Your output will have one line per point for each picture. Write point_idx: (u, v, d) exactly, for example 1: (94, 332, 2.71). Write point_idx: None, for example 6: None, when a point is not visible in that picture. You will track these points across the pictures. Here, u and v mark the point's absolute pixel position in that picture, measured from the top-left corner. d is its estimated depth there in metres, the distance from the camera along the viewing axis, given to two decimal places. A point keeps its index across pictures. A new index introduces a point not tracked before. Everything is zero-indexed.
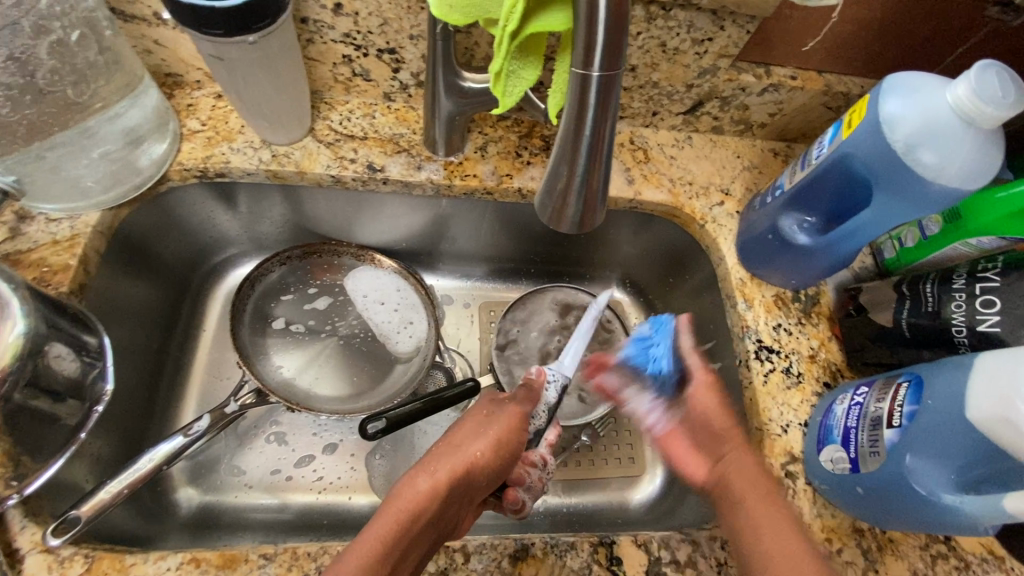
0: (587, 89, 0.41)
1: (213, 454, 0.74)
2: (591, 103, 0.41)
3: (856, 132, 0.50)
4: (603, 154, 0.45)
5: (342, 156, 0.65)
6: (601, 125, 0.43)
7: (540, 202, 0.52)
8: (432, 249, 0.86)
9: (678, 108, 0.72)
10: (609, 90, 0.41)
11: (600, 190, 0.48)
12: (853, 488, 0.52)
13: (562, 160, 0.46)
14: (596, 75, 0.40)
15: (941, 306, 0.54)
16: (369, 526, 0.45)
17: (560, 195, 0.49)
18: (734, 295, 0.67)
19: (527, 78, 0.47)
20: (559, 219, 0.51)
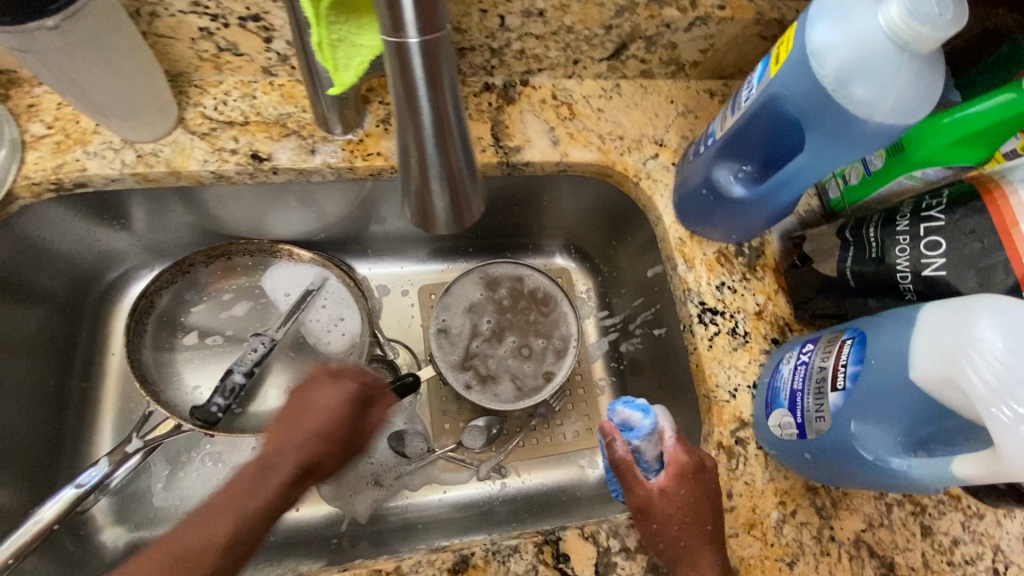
0: (410, 56, 0.36)
1: (142, 483, 0.69)
2: (416, 71, 0.36)
3: (785, 69, 0.44)
4: (450, 127, 0.41)
5: (221, 148, 0.57)
6: (437, 95, 0.39)
7: (405, 196, 0.47)
8: (359, 235, 0.78)
9: (600, 54, 0.65)
10: (437, 55, 0.36)
11: (461, 167, 0.44)
12: (801, 453, 0.49)
13: (410, 139, 0.41)
14: (414, 41, 0.35)
15: (885, 252, 0.51)
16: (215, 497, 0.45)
17: (420, 178, 0.44)
18: (674, 256, 0.62)
19: (365, 46, 0.42)
20: (425, 208, 0.46)
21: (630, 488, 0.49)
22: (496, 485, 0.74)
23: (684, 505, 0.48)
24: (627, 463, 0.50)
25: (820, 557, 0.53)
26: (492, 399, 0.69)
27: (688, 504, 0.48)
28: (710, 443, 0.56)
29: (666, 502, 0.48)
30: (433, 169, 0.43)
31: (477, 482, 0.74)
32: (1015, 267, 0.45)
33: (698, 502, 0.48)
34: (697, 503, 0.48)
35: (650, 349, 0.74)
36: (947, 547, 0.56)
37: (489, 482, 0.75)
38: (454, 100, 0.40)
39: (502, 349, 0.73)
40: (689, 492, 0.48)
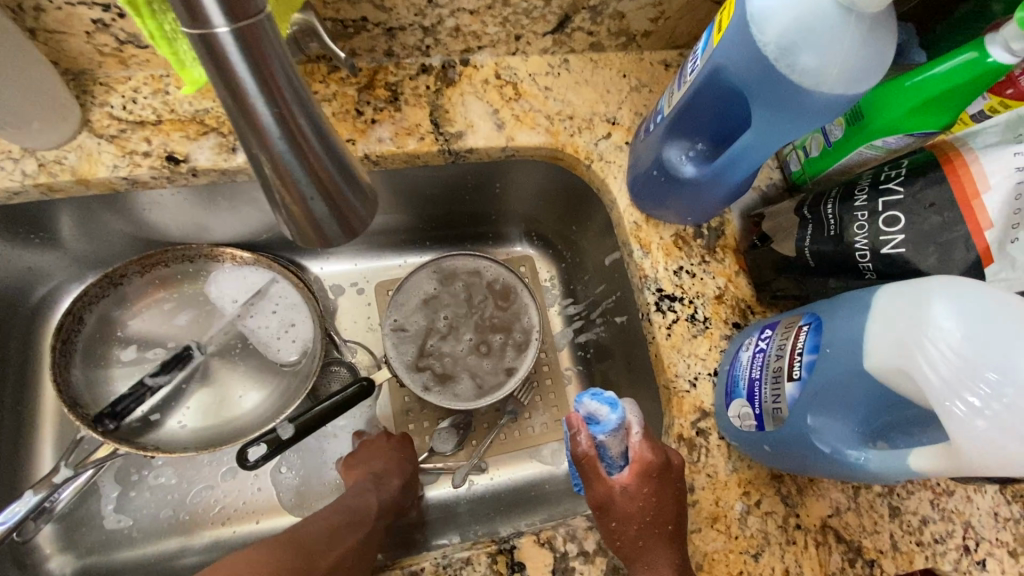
0: (224, 52, 0.27)
1: (89, 507, 0.66)
2: (239, 69, 0.28)
3: (727, 38, 0.41)
4: (312, 137, 0.32)
5: (132, 151, 0.53)
6: (279, 100, 0.30)
7: (291, 235, 0.38)
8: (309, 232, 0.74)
9: (543, 28, 0.60)
10: (261, 45, 0.28)
11: (341, 186, 0.35)
12: (760, 445, 0.47)
13: (261, 158, 0.32)
14: (223, 31, 0.26)
15: (843, 229, 0.48)
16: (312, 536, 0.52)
17: (296, 207, 0.34)
18: (629, 241, 0.59)
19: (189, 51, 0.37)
20: (314, 244, 0.37)
21: (590, 485, 0.46)
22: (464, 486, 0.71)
23: (646, 505, 0.45)
24: (589, 457, 0.46)
25: (785, 546, 0.52)
26: (451, 399, 0.67)
27: (651, 504, 0.45)
28: (671, 436, 0.54)
29: (623, 500, 0.45)
30: (307, 195, 0.34)
31: (446, 482, 0.72)
32: (975, 241, 0.43)
33: (660, 500, 0.45)
34: (660, 502, 0.45)
35: (615, 337, 0.71)
36: (916, 527, 0.54)
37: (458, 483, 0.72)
38: (304, 103, 0.31)
39: (459, 346, 0.70)
40: (652, 490, 0.45)
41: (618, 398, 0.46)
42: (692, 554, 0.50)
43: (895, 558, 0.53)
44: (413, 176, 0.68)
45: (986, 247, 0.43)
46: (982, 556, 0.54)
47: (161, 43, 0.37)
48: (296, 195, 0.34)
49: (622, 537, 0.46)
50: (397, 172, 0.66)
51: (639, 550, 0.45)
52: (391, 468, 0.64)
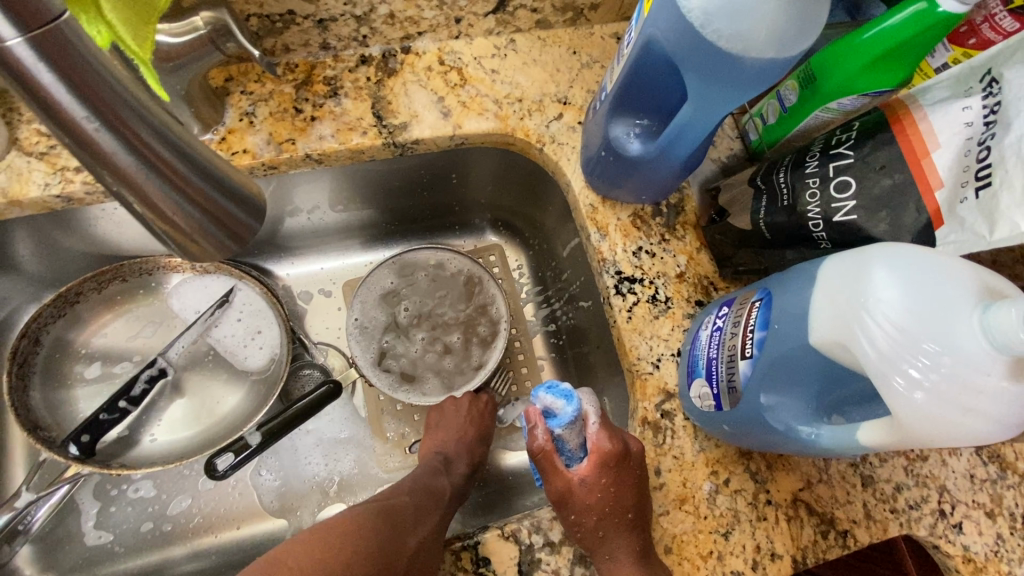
0: (25, 66, 0.24)
1: (68, 526, 0.65)
2: (49, 83, 0.24)
3: (656, 8, 0.39)
4: (171, 156, 0.29)
5: (64, 168, 0.51)
6: (110, 116, 0.26)
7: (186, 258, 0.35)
8: (275, 230, 0.73)
9: (483, 8, 0.58)
10: (68, 56, 0.24)
11: (222, 203, 0.33)
12: (720, 425, 0.46)
13: (125, 194, 0.29)
14: (16, 42, 0.23)
15: (795, 198, 0.46)
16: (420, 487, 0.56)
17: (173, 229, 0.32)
18: (586, 225, 0.57)
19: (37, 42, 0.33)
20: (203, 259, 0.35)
21: (548, 478, 0.47)
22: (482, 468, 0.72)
23: (605, 496, 0.45)
24: (545, 452, 0.47)
25: (756, 523, 0.51)
26: (419, 397, 0.67)
27: (610, 494, 0.45)
28: (636, 420, 0.53)
29: (582, 490, 0.46)
30: (182, 213, 0.31)
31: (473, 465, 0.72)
32: (925, 204, 0.41)
33: (619, 490, 0.45)
34: (619, 491, 0.45)
35: (586, 321, 0.70)
36: (890, 495, 0.54)
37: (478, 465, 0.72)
38: (149, 120, 0.28)
39: (414, 347, 0.69)
40: (610, 480, 0.45)
41: (574, 390, 0.46)
42: (660, 537, 0.50)
43: (869, 527, 0.52)
44: (367, 170, 0.66)
45: (936, 209, 0.41)
46: (958, 520, 0.54)
47: None
48: (171, 217, 0.31)
49: (583, 528, 0.46)
50: (348, 167, 0.64)
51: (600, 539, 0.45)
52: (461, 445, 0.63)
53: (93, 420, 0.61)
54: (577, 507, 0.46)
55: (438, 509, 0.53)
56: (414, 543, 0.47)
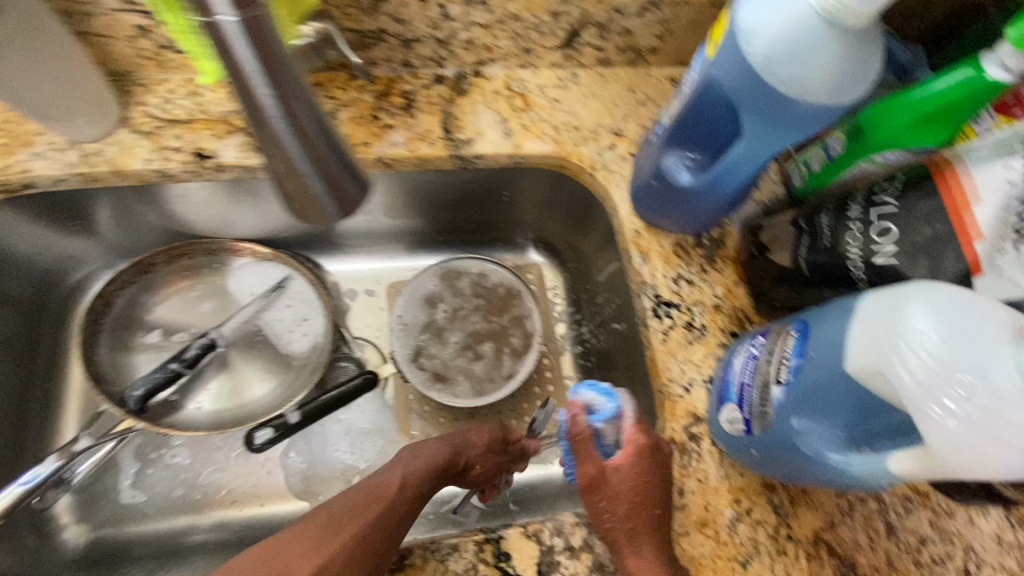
0: (230, 38, 0.34)
1: (105, 483, 0.68)
2: (242, 52, 0.34)
3: (721, 51, 0.43)
4: (309, 122, 0.39)
5: (165, 146, 0.57)
6: (279, 84, 0.37)
7: (299, 217, 0.45)
8: (330, 229, 0.78)
9: (552, 43, 0.63)
10: (263, 35, 0.34)
11: (337, 170, 0.42)
12: (748, 450, 0.47)
13: (275, 149, 0.39)
14: (229, 20, 0.33)
15: (836, 240, 0.49)
16: (382, 474, 0.52)
17: (294, 182, 0.42)
18: (629, 248, 0.60)
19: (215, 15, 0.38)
20: (313, 215, 0.45)
21: (580, 463, 0.50)
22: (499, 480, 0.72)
23: (638, 486, 0.46)
24: (582, 437, 0.50)
25: (775, 556, 0.51)
26: (451, 399, 0.69)
27: (640, 487, 0.46)
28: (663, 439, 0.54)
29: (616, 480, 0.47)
30: (306, 170, 0.41)
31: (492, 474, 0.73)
32: (965, 253, 0.43)
33: (650, 482, 0.47)
34: (651, 483, 0.46)
35: (617, 344, 0.72)
36: (915, 546, 0.53)
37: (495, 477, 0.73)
38: (303, 90, 0.38)
39: (447, 350, 0.72)
40: (642, 472, 0.47)
41: (613, 390, 0.51)
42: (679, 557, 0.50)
43: None
44: (425, 179, 0.71)
45: (975, 259, 0.43)
46: None
47: None
48: (301, 173, 0.41)
49: (608, 518, 0.47)
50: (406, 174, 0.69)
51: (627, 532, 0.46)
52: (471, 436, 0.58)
53: (151, 376, 0.65)
54: (604, 494, 0.48)
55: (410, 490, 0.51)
56: (360, 525, 0.46)
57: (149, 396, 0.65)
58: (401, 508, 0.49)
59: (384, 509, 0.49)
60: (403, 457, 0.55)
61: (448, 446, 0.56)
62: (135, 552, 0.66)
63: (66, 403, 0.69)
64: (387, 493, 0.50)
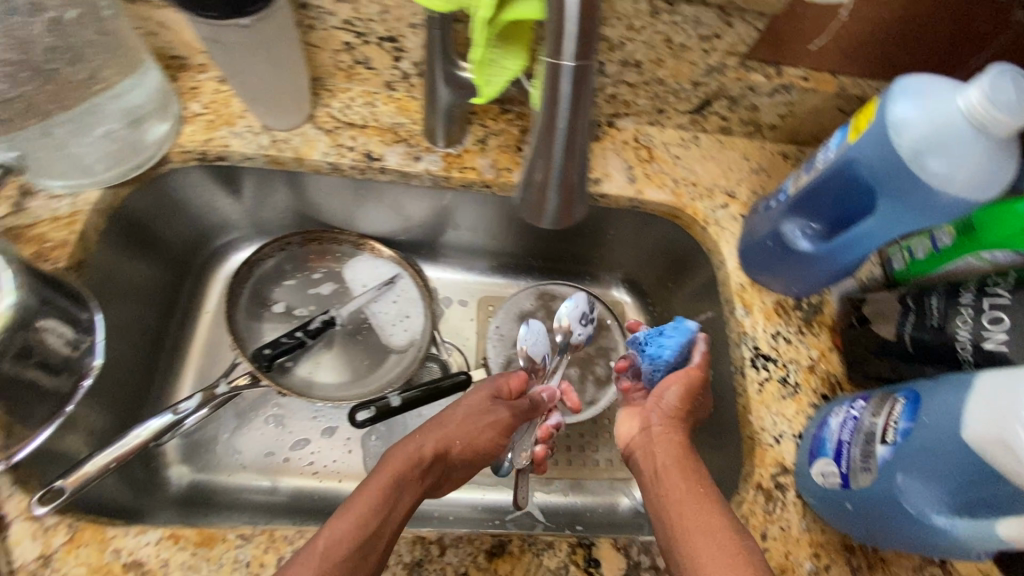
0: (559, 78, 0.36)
1: (209, 433, 0.74)
2: (562, 97, 0.38)
3: (864, 137, 0.48)
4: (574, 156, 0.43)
5: (341, 144, 0.65)
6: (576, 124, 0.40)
7: (519, 204, 0.50)
8: (434, 239, 0.85)
9: (685, 107, 0.70)
10: (583, 78, 0.37)
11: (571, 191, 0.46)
12: (842, 503, 0.51)
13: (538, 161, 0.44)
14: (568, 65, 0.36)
15: (945, 321, 0.52)
16: (363, 489, 0.51)
17: (537, 187, 0.46)
18: (734, 300, 0.65)
19: (509, 70, 0.41)
20: (533, 208, 0.49)
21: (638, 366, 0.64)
22: (556, 498, 0.76)
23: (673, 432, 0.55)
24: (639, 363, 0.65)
25: None
26: None
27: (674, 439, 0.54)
28: (750, 483, 0.57)
29: (669, 396, 0.58)
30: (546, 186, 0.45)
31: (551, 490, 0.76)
32: None
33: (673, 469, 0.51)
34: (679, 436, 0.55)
35: None
36: None
37: (551, 493, 0.76)
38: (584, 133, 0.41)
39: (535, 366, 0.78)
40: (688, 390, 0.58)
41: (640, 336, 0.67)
42: None
43: None
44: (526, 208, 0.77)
45: None
46: None
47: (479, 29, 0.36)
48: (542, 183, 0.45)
49: (659, 448, 0.54)
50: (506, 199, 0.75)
51: (696, 533, 0.46)
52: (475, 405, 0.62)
53: (278, 339, 0.71)
54: (662, 422, 0.57)
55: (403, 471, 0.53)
56: (344, 519, 0.48)
57: (277, 353, 0.71)
58: (386, 489, 0.51)
59: (374, 525, 0.48)
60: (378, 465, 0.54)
61: (418, 442, 0.56)
62: (215, 502, 0.70)
63: (184, 366, 0.74)
64: (371, 505, 0.49)
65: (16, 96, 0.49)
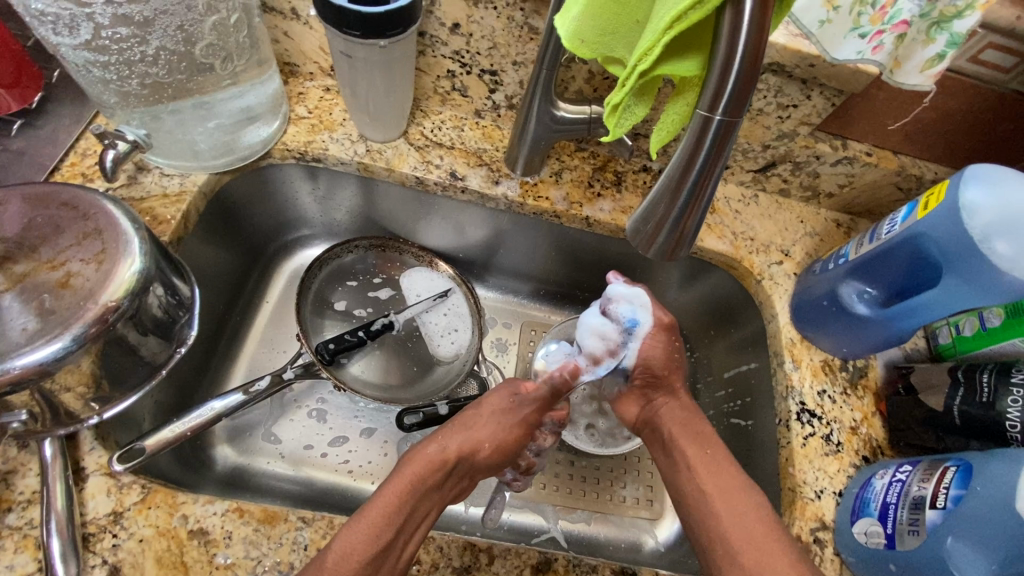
0: (708, 130, 0.36)
1: (253, 418, 0.76)
2: (705, 148, 0.37)
3: (933, 216, 0.53)
4: (700, 204, 0.41)
5: (429, 161, 0.70)
6: (712, 170, 0.38)
7: (630, 233, 0.46)
8: (487, 260, 0.84)
9: (750, 166, 0.74)
10: (731, 127, 0.36)
11: (688, 236, 0.43)
12: (886, 565, 0.52)
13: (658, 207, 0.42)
14: (718, 117, 0.35)
15: (995, 398, 0.54)
16: (377, 497, 0.50)
17: (651, 226, 0.43)
18: (783, 353, 0.67)
19: (639, 113, 0.43)
20: (642, 240, 0.45)
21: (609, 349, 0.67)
22: (579, 525, 0.74)
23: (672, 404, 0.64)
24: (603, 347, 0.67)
25: None
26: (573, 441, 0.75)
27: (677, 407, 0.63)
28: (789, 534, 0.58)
29: (653, 360, 0.65)
30: (661, 229, 0.43)
31: (575, 516, 0.74)
32: None
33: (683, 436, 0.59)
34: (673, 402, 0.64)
35: (726, 438, 0.75)
36: None
37: (574, 520, 0.74)
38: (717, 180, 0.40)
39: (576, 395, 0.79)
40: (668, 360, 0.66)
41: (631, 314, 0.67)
42: None
43: None
44: (580, 239, 0.77)
45: None
46: None
47: (624, 91, 0.39)
48: (659, 227, 0.43)
49: (664, 415, 0.63)
50: (564, 228, 0.75)
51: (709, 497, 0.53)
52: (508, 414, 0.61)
53: (343, 336, 0.74)
54: (660, 392, 0.66)
55: (428, 486, 0.53)
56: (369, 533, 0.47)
57: (338, 350, 0.73)
58: (411, 501, 0.51)
59: (387, 534, 0.47)
60: (393, 475, 0.53)
61: (452, 444, 0.57)
62: (241, 486, 0.70)
63: (241, 353, 0.75)
64: (383, 515, 0.48)
65: (167, 82, 0.54)
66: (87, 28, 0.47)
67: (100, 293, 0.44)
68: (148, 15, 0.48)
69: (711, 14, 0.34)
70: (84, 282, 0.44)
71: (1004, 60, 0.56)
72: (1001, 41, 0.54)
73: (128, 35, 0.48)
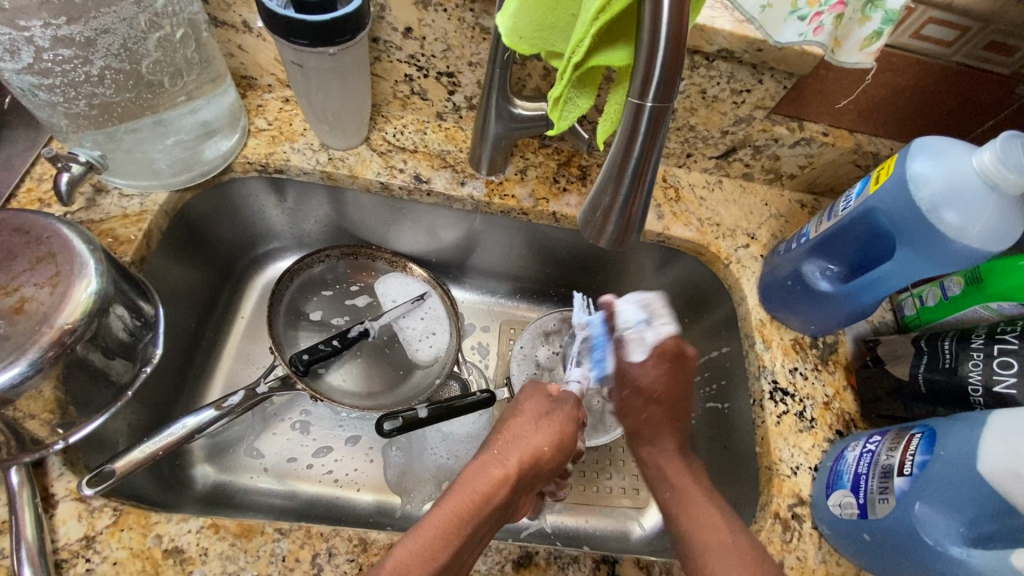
0: (641, 118, 0.37)
1: (234, 434, 0.75)
2: (640, 135, 0.37)
3: (883, 188, 0.54)
4: (644, 191, 0.41)
5: (392, 166, 0.71)
6: (648, 156, 0.39)
7: (581, 224, 0.46)
8: (461, 262, 0.84)
9: (712, 152, 0.75)
10: (662, 113, 0.36)
11: (636, 221, 0.44)
12: (861, 534, 0.53)
13: (604, 197, 0.42)
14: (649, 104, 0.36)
15: (957, 363, 0.55)
16: (433, 513, 0.47)
17: (599, 216, 0.44)
18: (754, 334, 0.68)
19: (582, 107, 0.44)
20: (593, 230, 0.45)
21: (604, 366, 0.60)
22: (568, 519, 0.74)
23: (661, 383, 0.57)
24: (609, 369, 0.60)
25: None
26: None
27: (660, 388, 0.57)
28: (767, 512, 0.59)
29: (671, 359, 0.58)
30: (609, 217, 0.43)
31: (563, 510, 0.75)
32: None
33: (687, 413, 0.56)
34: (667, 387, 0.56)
35: (706, 422, 0.76)
36: None
37: (562, 514, 0.74)
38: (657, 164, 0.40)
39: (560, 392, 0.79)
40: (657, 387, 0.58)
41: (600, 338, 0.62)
42: None
43: None
44: (551, 236, 0.78)
45: None
46: None
47: (562, 84, 0.39)
48: (607, 216, 0.43)
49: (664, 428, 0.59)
50: (533, 225, 0.76)
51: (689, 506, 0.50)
52: (556, 422, 0.57)
53: (317, 346, 0.74)
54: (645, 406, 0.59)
55: (487, 510, 0.48)
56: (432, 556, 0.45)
57: (314, 361, 0.73)
58: (472, 524, 0.47)
59: (445, 555, 0.45)
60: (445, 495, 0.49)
61: (511, 453, 0.53)
62: (226, 504, 0.70)
63: (217, 369, 0.74)
64: (440, 533, 0.46)
65: (117, 101, 0.54)
66: (29, 52, 0.46)
67: (54, 316, 0.44)
68: (89, 36, 0.47)
69: (636, 4, 0.35)
70: (38, 306, 0.44)
71: (945, 34, 0.57)
72: (940, 15, 0.55)
73: (70, 57, 0.48)
